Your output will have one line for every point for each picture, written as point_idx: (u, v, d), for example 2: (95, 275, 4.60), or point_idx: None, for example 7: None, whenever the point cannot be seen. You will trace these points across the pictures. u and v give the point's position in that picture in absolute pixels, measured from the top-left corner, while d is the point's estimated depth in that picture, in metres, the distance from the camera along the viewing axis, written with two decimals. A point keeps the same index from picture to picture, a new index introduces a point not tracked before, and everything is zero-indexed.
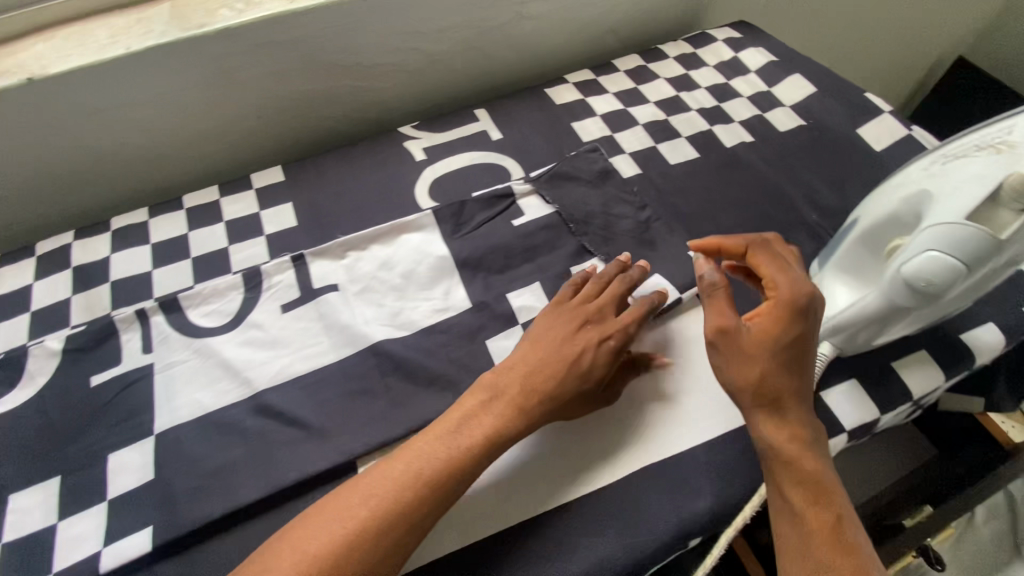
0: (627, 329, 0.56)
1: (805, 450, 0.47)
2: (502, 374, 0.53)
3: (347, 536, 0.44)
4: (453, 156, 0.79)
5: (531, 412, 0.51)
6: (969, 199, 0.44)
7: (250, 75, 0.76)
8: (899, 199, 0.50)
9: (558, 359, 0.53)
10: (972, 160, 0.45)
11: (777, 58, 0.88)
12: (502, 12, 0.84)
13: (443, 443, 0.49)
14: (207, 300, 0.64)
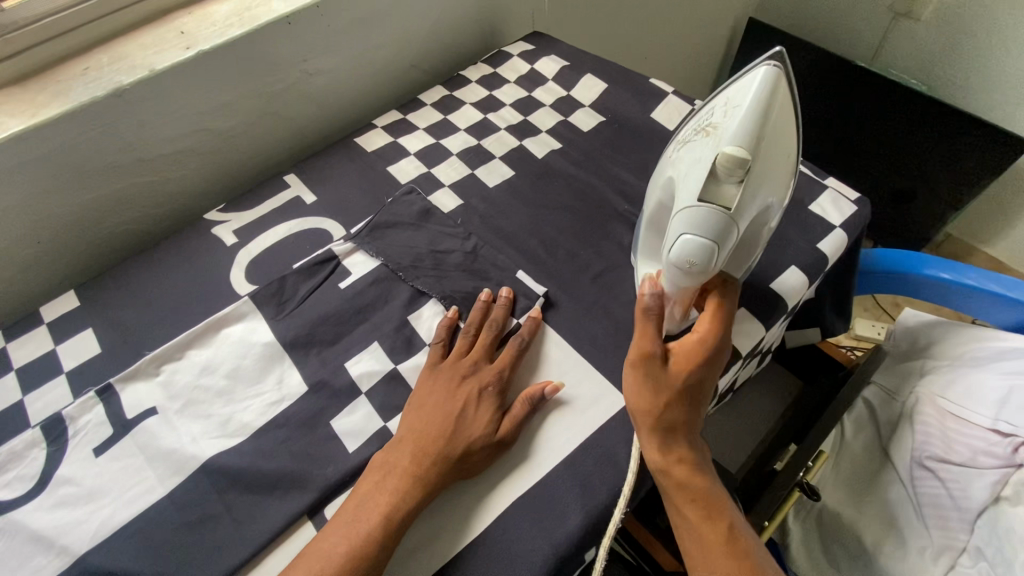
0: (501, 375, 0.58)
1: (695, 470, 0.50)
2: (393, 450, 0.53)
3: None
4: (267, 232, 0.74)
5: (428, 477, 0.51)
6: (697, 181, 0.50)
7: (9, 202, 0.68)
8: (665, 190, 0.56)
9: (442, 421, 0.54)
10: (695, 146, 0.52)
11: (569, 61, 0.92)
12: (286, 73, 0.81)
13: (341, 537, 0.48)
14: (1, 469, 0.56)
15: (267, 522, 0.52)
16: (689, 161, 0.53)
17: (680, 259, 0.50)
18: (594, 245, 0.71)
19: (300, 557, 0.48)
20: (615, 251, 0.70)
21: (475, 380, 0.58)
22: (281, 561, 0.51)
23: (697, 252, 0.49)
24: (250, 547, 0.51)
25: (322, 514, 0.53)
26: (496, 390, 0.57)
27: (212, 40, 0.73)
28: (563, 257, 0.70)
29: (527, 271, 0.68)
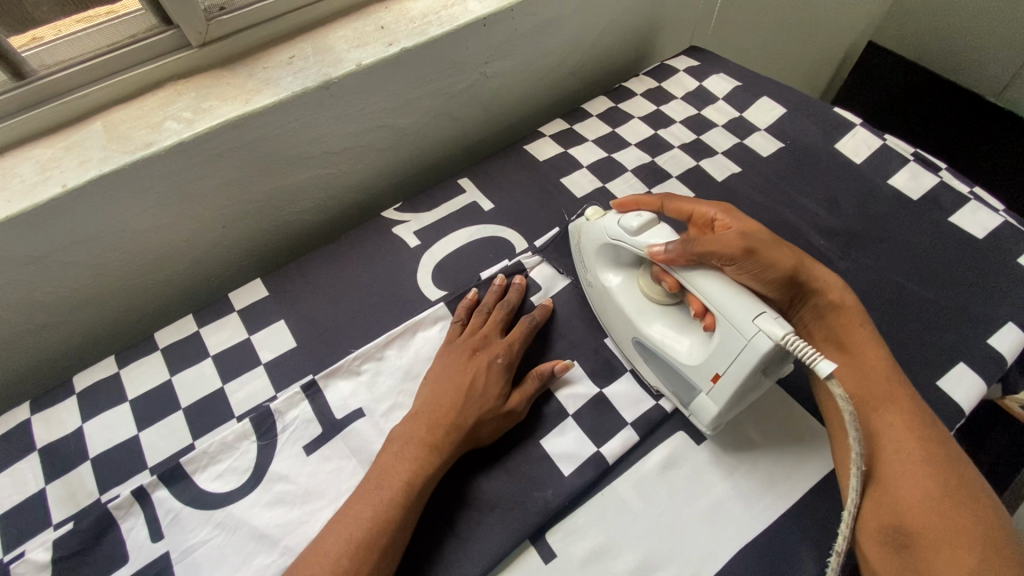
0: (511, 348, 0.59)
1: (896, 397, 0.53)
2: (409, 420, 0.55)
3: None
4: (449, 236, 0.74)
5: (433, 460, 0.51)
6: (592, 235, 0.63)
7: (207, 187, 0.67)
8: (621, 285, 0.61)
9: (454, 388, 0.55)
10: (591, 241, 0.63)
11: (740, 82, 0.90)
12: (466, 75, 0.80)
13: (373, 494, 0.49)
14: (216, 459, 0.56)
15: (491, 542, 0.51)
16: (609, 251, 0.61)
17: (644, 239, 0.56)
18: None
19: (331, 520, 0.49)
20: None
21: (470, 361, 0.58)
22: None
23: (648, 226, 0.57)
24: (479, 566, 0.50)
25: (545, 539, 0.52)
26: (506, 361, 0.58)
27: (412, 38, 0.72)
28: None
29: None
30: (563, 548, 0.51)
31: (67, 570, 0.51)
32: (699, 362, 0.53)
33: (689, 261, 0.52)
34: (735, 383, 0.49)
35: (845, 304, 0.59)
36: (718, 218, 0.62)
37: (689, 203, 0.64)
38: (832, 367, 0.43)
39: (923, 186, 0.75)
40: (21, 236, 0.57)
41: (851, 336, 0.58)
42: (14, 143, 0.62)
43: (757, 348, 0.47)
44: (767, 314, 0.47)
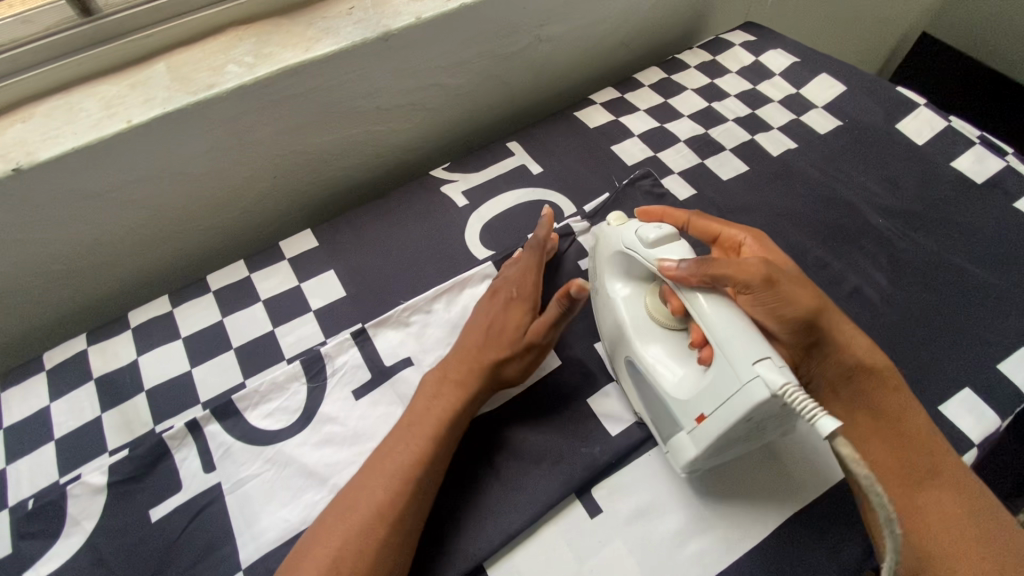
0: (526, 281, 0.59)
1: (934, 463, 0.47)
2: (444, 362, 0.55)
3: (349, 531, 0.44)
4: (497, 198, 0.74)
5: (463, 397, 0.52)
6: (609, 241, 0.57)
7: (263, 134, 0.67)
8: (628, 298, 0.56)
9: (480, 330, 0.56)
10: (606, 246, 0.58)
11: (799, 59, 0.88)
12: (521, 37, 0.79)
13: (408, 433, 0.50)
14: (267, 397, 0.57)
15: (538, 494, 0.51)
16: (621, 260, 0.56)
17: (657, 253, 0.51)
18: (847, 256, 0.66)
19: (347, 489, 0.47)
20: (872, 265, 0.65)
21: (493, 301, 0.58)
22: (555, 536, 0.50)
23: (665, 240, 0.52)
24: (526, 516, 0.50)
25: (591, 494, 0.52)
26: (523, 295, 0.58)
27: None
28: (814, 264, 0.65)
29: None
30: (609, 505, 0.51)
31: (124, 494, 0.52)
32: (686, 398, 0.47)
33: (698, 283, 0.47)
34: (719, 428, 0.43)
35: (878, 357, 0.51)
36: (746, 244, 0.55)
37: (714, 223, 0.57)
38: (835, 426, 0.37)
39: (988, 171, 0.72)
40: (86, 169, 0.58)
41: (886, 397, 0.50)
42: (78, 80, 0.62)
43: (749, 395, 0.41)
44: (770, 360, 0.41)
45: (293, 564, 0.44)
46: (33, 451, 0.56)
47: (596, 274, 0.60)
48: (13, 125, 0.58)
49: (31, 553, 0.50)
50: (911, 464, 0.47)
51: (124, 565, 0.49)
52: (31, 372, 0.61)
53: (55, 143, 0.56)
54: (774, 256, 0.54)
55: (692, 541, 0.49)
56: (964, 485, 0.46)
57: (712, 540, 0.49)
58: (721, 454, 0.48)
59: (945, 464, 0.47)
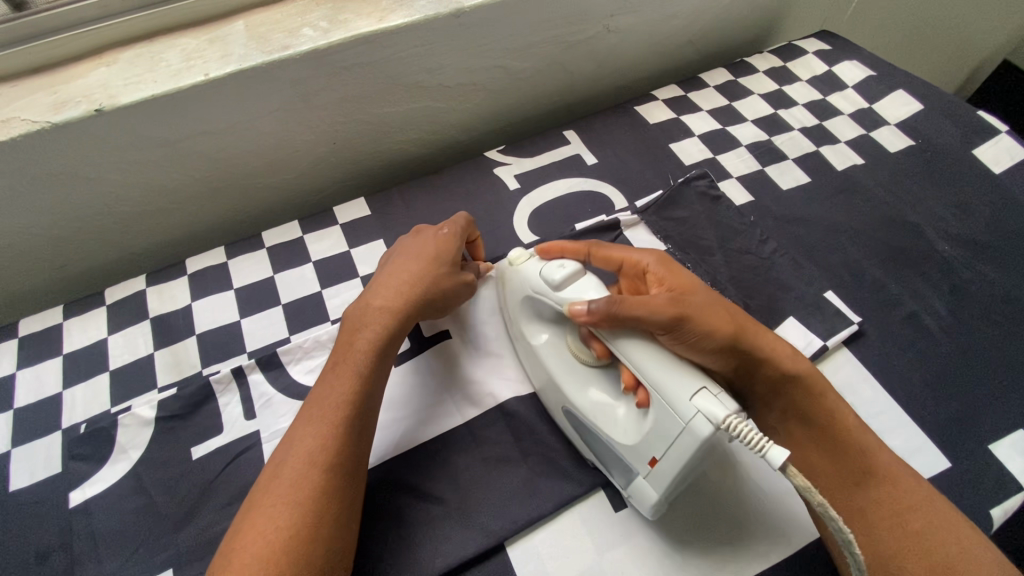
0: (456, 223, 0.60)
1: (870, 468, 0.47)
2: (361, 301, 0.56)
3: (300, 469, 0.45)
4: (548, 184, 0.74)
5: (388, 326, 0.53)
6: (513, 290, 0.55)
7: (329, 100, 0.68)
8: (551, 344, 0.53)
9: (405, 261, 0.57)
10: (512, 290, 0.55)
11: (875, 73, 0.85)
12: (591, 25, 0.78)
13: (337, 379, 0.50)
14: (310, 354, 0.59)
15: (565, 481, 0.51)
16: (526, 303, 0.54)
17: (567, 294, 0.49)
18: (906, 280, 0.64)
19: (291, 430, 0.48)
20: (933, 293, 0.63)
21: (416, 240, 0.59)
22: (577, 525, 0.50)
23: (571, 278, 0.49)
24: (551, 502, 0.50)
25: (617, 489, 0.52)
26: (449, 233, 0.59)
27: None
28: (871, 285, 0.63)
29: (835, 293, 0.63)
30: (634, 502, 0.51)
31: (168, 430, 0.55)
32: (634, 442, 0.45)
33: (611, 325, 0.46)
34: (674, 468, 0.42)
35: (811, 371, 0.50)
36: (652, 267, 0.52)
37: (616, 251, 0.55)
38: (785, 456, 0.38)
39: None
40: (161, 117, 0.60)
41: (818, 406, 0.49)
42: (163, 30, 0.65)
43: (695, 432, 0.40)
44: (707, 391, 0.41)
45: (251, 504, 0.44)
46: (88, 380, 0.59)
47: (512, 329, 0.57)
48: (97, 68, 0.61)
49: (80, 474, 0.52)
50: (848, 473, 0.47)
51: (165, 497, 0.52)
52: (91, 305, 0.64)
53: (136, 89, 0.58)
54: (680, 277, 0.51)
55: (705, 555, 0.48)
56: (899, 477, 0.46)
57: (720, 557, 0.48)
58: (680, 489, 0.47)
59: (880, 464, 0.47)
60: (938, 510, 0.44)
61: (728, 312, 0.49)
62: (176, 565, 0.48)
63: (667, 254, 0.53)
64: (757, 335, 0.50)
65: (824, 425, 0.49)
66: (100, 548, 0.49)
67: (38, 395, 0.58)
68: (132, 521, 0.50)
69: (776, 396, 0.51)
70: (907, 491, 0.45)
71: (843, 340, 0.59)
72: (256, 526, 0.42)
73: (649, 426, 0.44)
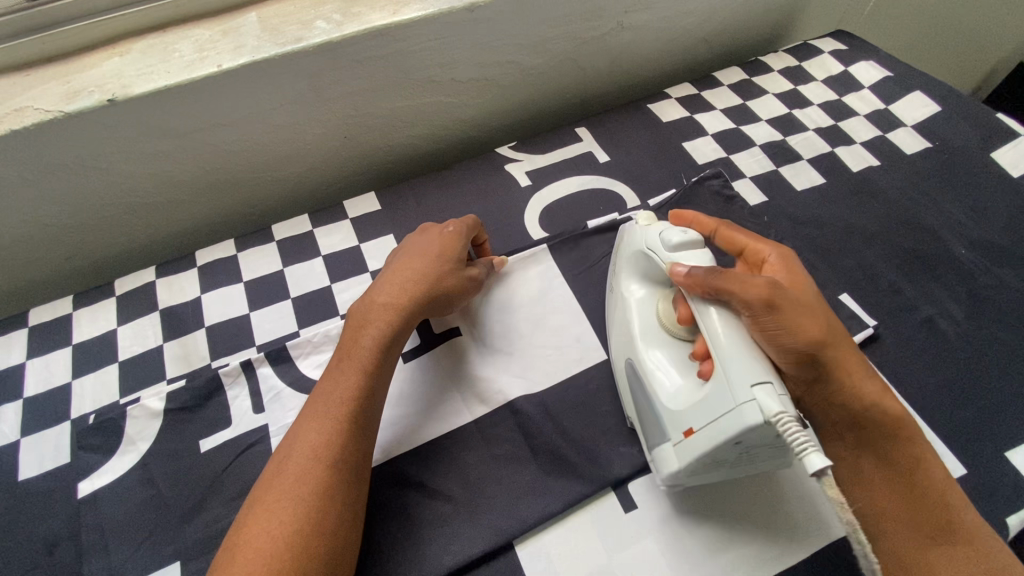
0: (461, 220, 0.60)
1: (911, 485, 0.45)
2: (365, 296, 0.56)
3: (306, 464, 0.45)
4: (560, 181, 0.73)
5: (394, 322, 0.53)
6: (628, 255, 0.55)
7: (341, 93, 0.68)
8: (642, 300, 0.54)
9: (411, 259, 0.57)
10: (628, 245, 0.56)
11: (892, 73, 0.84)
12: (606, 21, 0.77)
13: (343, 373, 0.50)
14: (319, 349, 0.59)
15: (575, 480, 0.51)
16: (640, 261, 0.54)
17: (678, 256, 0.49)
18: (922, 284, 0.63)
19: (296, 425, 0.48)
20: (949, 297, 0.62)
21: (420, 237, 0.59)
22: (587, 525, 0.49)
23: (689, 244, 0.50)
24: (561, 501, 0.50)
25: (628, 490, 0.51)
26: (454, 231, 0.59)
27: None
28: (886, 288, 0.63)
29: (849, 296, 0.62)
30: (645, 503, 0.50)
31: (177, 423, 0.55)
32: (680, 409, 0.45)
33: (703, 293, 0.45)
34: (705, 445, 0.42)
35: (901, 412, 0.46)
36: (770, 261, 0.50)
37: (743, 236, 0.53)
38: (825, 463, 0.35)
39: None
40: (173, 109, 0.60)
41: (900, 447, 0.46)
42: (176, 21, 0.65)
43: (743, 416, 0.39)
44: (771, 386, 0.40)
45: (257, 497, 0.44)
46: (97, 370, 0.59)
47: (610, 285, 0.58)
48: (110, 58, 0.60)
49: (88, 465, 0.52)
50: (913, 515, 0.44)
51: (172, 489, 0.51)
52: (101, 296, 0.64)
53: (148, 79, 0.58)
54: (795, 277, 0.49)
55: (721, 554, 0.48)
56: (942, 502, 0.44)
57: (741, 554, 0.48)
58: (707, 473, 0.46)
59: (926, 483, 0.45)
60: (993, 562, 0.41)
61: (832, 328, 0.46)
62: (183, 558, 0.48)
63: (792, 254, 0.51)
64: (853, 369, 0.46)
65: (906, 466, 0.45)
66: (107, 539, 0.49)
67: (47, 384, 0.58)
68: (140, 513, 0.50)
69: (856, 424, 0.47)
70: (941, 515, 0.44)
71: (858, 343, 0.58)
72: (262, 519, 0.42)
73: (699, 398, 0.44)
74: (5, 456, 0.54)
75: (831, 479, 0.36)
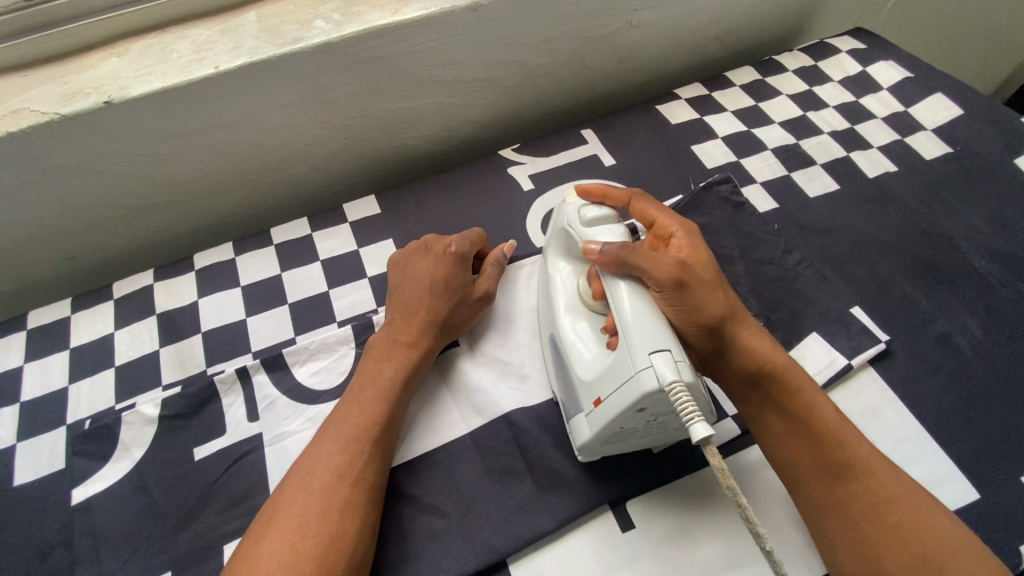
0: (464, 240, 0.59)
1: (843, 452, 0.45)
2: (383, 328, 0.56)
3: (327, 484, 0.45)
4: (564, 185, 0.71)
5: (414, 358, 0.53)
6: (554, 231, 0.55)
7: (340, 94, 0.66)
8: (567, 278, 0.54)
9: (420, 286, 0.56)
10: (554, 221, 0.55)
11: (913, 74, 0.81)
12: (614, 20, 0.75)
13: (362, 401, 0.50)
14: (315, 356, 0.58)
15: (571, 497, 0.50)
16: (563, 239, 0.54)
17: (592, 233, 0.49)
18: (940, 298, 0.60)
19: (314, 445, 0.48)
20: (967, 312, 0.59)
21: (425, 258, 0.58)
22: (584, 544, 0.48)
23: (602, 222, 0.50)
24: (556, 519, 0.49)
25: (624, 510, 0.50)
26: (457, 250, 0.58)
27: None
28: (901, 302, 0.60)
29: (862, 309, 0.60)
30: (643, 523, 0.49)
31: (171, 430, 0.54)
32: (589, 379, 0.45)
33: (616, 269, 0.45)
34: (611, 413, 0.42)
35: (789, 365, 0.48)
36: (675, 237, 0.52)
37: (654, 210, 0.54)
38: (708, 431, 0.36)
39: None
40: (169, 111, 0.59)
41: (797, 402, 0.47)
42: (175, 21, 0.64)
43: (640, 384, 0.40)
44: (668, 353, 0.40)
45: (277, 515, 0.44)
46: (93, 375, 0.59)
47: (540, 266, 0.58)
48: (107, 58, 0.60)
49: (82, 471, 0.52)
50: (822, 468, 0.45)
51: (166, 498, 0.51)
52: (99, 299, 0.64)
53: (144, 81, 0.57)
54: (698, 252, 0.51)
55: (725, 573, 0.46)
56: (880, 473, 0.44)
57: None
58: (620, 442, 0.47)
59: (860, 457, 0.45)
60: (915, 503, 0.43)
61: (725, 296, 0.48)
62: (174, 569, 0.48)
63: (693, 228, 0.53)
64: (743, 333, 0.48)
65: (803, 419, 0.46)
66: (99, 548, 0.49)
67: (44, 388, 0.58)
68: (133, 522, 0.50)
69: (756, 386, 0.48)
70: (887, 484, 0.43)
71: (869, 359, 0.56)
72: (284, 537, 0.43)
73: (603, 371, 0.44)
74: (1, 460, 0.54)
75: (716, 448, 0.37)
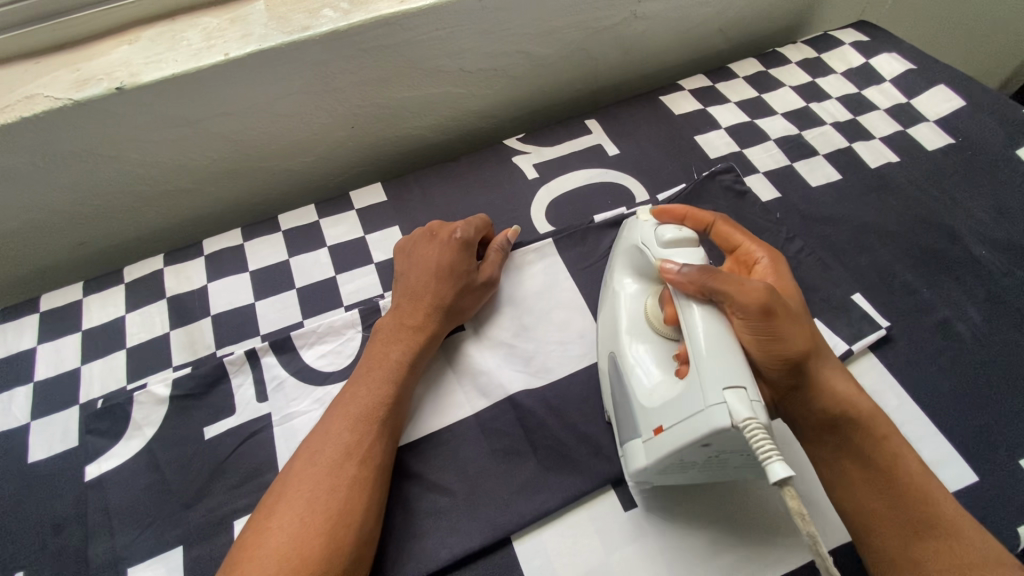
0: (469, 227, 0.60)
1: (917, 486, 0.43)
2: (388, 316, 0.57)
3: (336, 461, 0.46)
4: (569, 174, 0.72)
5: (421, 341, 0.54)
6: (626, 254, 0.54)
7: (349, 82, 0.67)
8: (634, 295, 0.53)
9: (427, 274, 0.57)
10: (626, 239, 0.55)
11: (915, 66, 0.81)
12: (617, 11, 0.76)
13: (370, 382, 0.51)
14: (322, 339, 0.59)
15: (575, 477, 0.51)
16: (636, 255, 0.53)
17: (669, 253, 0.48)
18: (940, 285, 0.61)
19: (323, 422, 0.49)
20: (967, 299, 0.60)
21: (430, 245, 0.59)
22: (586, 522, 0.49)
23: (681, 242, 0.49)
24: (560, 498, 0.49)
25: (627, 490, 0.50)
26: (462, 236, 0.59)
27: None
28: (901, 288, 0.61)
29: (862, 296, 0.60)
30: (646, 502, 0.50)
31: (181, 410, 0.55)
32: (653, 407, 0.44)
33: (697, 292, 0.44)
34: (674, 443, 0.41)
35: (875, 417, 0.45)
36: (761, 264, 0.51)
37: (739, 234, 0.52)
38: (788, 473, 0.33)
39: None
40: (180, 97, 0.60)
41: (883, 459, 0.44)
42: (183, 10, 0.65)
43: (710, 419, 0.38)
44: (743, 390, 0.38)
45: (286, 487, 0.46)
46: (104, 357, 0.60)
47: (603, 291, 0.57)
48: (118, 46, 0.61)
49: (95, 449, 0.53)
50: (896, 518, 0.42)
51: (176, 475, 0.52)
52: (111, 283, 0.65)
53: (157, 67, 0.58)
54: (782, 282, 0.49)
55: (726, 550, 0.47)
56: (944, 504, 0.42)
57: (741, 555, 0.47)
58: (678, 473, 0.45)
59: (929, 490, 0.43)
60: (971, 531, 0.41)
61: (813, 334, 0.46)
62: (186, 544, 0.49)
63: (781, 256, 0.51)
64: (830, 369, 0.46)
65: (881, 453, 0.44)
66: (111, 523, 0.50)
67: (57, 369, 0.59)
68: (145, 498, 0.51)
69: None
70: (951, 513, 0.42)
71: (869, 346, 0.57)
72: (292, 509, 0.44)
73: (673, 404, 0.42)
74: (16, 438, 0.55)
75: (795, 489, 0.34)
